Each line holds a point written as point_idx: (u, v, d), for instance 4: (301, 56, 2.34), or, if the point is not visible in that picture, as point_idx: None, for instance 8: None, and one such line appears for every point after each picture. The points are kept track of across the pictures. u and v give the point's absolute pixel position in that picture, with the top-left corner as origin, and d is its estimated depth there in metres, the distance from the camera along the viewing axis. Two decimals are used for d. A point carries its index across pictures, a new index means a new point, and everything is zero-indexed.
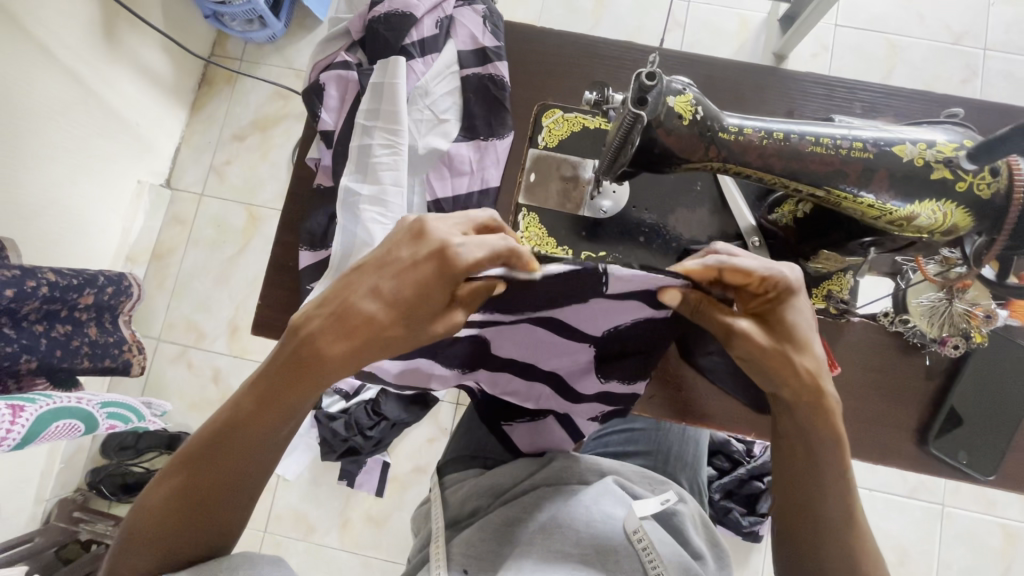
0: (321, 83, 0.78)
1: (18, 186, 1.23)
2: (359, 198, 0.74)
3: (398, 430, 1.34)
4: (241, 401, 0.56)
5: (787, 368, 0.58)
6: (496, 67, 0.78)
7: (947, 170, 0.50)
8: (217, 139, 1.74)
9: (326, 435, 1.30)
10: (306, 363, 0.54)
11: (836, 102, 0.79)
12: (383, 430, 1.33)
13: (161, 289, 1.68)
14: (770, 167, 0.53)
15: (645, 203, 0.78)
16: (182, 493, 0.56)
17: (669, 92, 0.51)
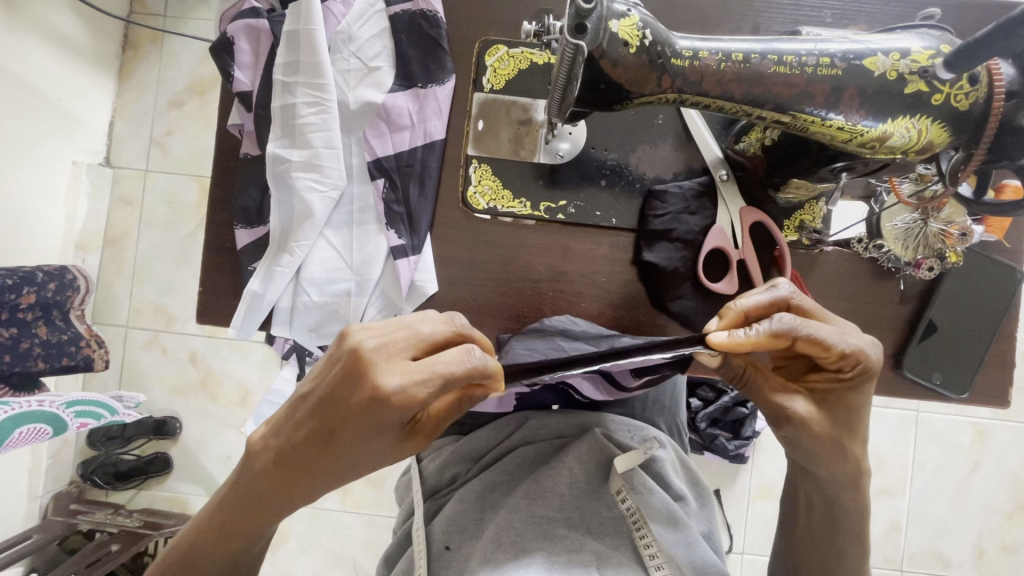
0: (229, 36, 0.68)
1: None
2: (290, 165, 0.68)
3: None
4: (219, 516, 0.52)
5: (837, 423, 0.56)
6: (427, 1, 0.70)
7: (922, 82, 0.45)
8: (152, 108, 1.60)
9: None
10: (291, 476, 0.50)
11: (805, 11, 0.72)
12: None
13: (121, 276, 1.60)
14: (730, 94, 0.48)
15: (606, 144, 0.72)
16: None
17: (611, 15, 0.45)
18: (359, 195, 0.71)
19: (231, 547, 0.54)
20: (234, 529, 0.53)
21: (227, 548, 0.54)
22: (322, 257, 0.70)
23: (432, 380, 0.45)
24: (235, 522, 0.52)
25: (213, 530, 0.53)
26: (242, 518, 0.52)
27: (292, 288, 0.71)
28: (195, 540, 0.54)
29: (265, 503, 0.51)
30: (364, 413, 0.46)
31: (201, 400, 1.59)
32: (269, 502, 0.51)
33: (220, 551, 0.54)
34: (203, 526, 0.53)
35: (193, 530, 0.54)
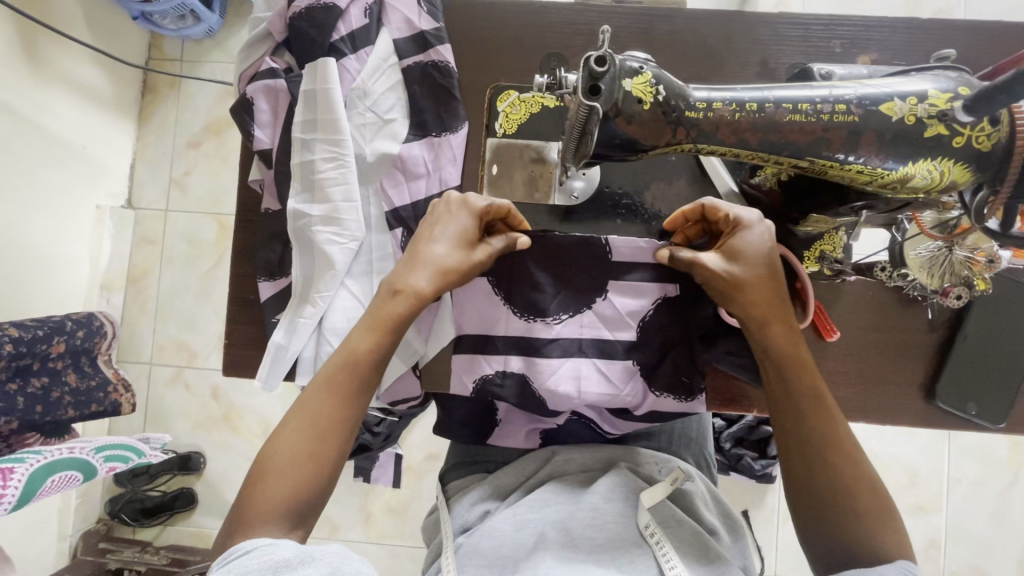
0: (249, 97, 0.70)
1: None
2: (310, 219, 0.69)
3: (406, 421, 1.24)
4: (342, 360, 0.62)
5: (791, 336, 0.61)
6: (438, 53, 0.71)
7: (941, 125, 0.45)
8: (172, 149, 1.65)
9: None
10: (381, 337, 0.62)
11: (813, 44, 0.72)
12: (389, 425, 1.23)
13: (144, 314, 1.63)
14: (745, 143, 0.48)
15: (620, 182, 0.73)
16: (286, 450, 0.58)
17: (624, 73, 0.45)
18: (378, 244, 0.71)
19: (352, 389, 0.61)
20: (326, 422, 0.60)
21: (317, 458, 0.58)
22: (343, 307, 0.71)
23: (467, 214, 0.65)
24: (354, 363, 0.62)
25: (305, 434, 0.59)
26: (335, 415, 0.60)
27: (314, 339, 0.71)
28: (322, 392, 0.61)
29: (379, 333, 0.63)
30: (430, 240, 0.65)
31: (225, 435, 1.61)
32: (383, 326, 0.63)
33: (343, 399, 0.61)
34: (291, 439, 0.58)
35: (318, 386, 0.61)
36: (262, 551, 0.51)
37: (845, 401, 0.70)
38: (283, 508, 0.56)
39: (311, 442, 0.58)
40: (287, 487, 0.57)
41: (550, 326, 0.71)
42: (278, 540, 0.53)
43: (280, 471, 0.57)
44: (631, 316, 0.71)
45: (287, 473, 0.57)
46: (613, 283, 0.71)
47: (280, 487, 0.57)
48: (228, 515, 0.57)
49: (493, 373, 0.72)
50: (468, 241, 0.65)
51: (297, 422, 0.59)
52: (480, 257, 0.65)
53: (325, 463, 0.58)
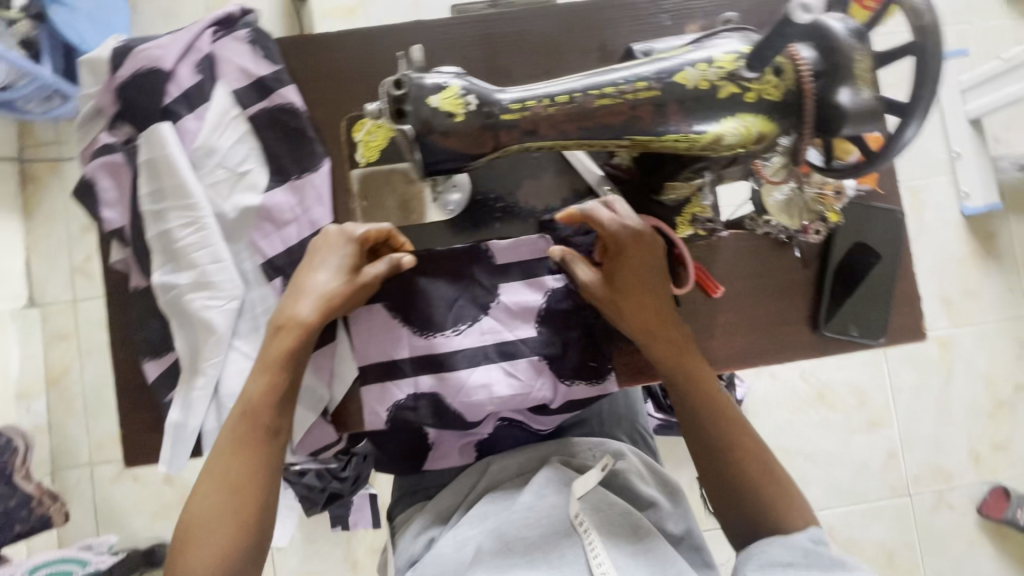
0: (89, 178, 0.67)
1: None
2: (181, 289, 0.67)
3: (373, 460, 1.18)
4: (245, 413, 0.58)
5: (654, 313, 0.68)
6: (281, 96, 0.70)
7: (732, 84, 0.48)
8: (68, 236, 1.53)
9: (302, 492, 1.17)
10: (277, 379, 0.59)
11: (643, 22, 0.76)
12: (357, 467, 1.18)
13: (72, 413, 1.50)
14: (566, 134, 0.50)
15: (490, 186, 0.74)
16: (203, 519, 0.55)
17: (429, 91, 0.46)
18: (260, 298, 0.69)
19: (261, 440, 0.58)
20: (236, 487, 0.56)
21: (236, 525, 0.55)
22: (237, 369, 0.68)
23: (346, 242, 0.63)
24: (259, 413, 0.58)
25: (219, 504, 0.55)
26: (245, 475, 0.56)
27: (214, 409, 0.69)
28: (230, 451, 0.57)
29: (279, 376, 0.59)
30: (310, 272, 0.62)
31: None
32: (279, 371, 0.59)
33: (254, 452, 0.57)
34: (204, 512, 0.55)
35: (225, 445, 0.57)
36: None
37: (741, 350, 0.74)
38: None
39: (229, 505, 0.55)
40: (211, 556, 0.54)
41: (450, 339, 0.71)
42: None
43: (201, 543, 0.54)
44: (527, 313, 0.72)
45: (207, 543, 0.54)
46: (504, 284, 0.72)
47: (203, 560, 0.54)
48: None
49: (404, 397, 0.71)
50: (349, 267, 0.63)
51: (209, 487, 0.56)
52: (364, 282, 0.63)
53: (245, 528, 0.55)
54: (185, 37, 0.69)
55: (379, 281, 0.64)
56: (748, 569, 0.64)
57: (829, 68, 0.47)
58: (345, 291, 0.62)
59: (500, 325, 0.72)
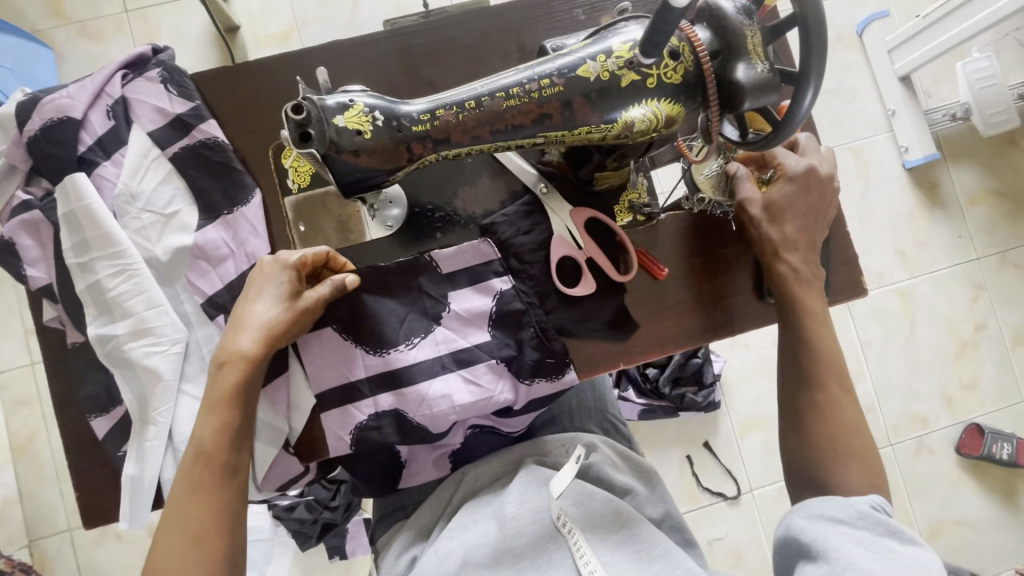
0: (8, 237, 0.65)
1: None
2: (119, 339, 0.65)
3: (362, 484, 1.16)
4: (198, 452, 0.57)
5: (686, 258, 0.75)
6: (202, 131, 0.69)
7: (633, 72, 0.49)
8: (17, 299, 1.45)
9: (292, 527, 1.15)
10: (227, 413, 0.58)
11: (557, 18, 0.77)
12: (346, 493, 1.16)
13: (44, 479, 1.42)
14: (479, 138, 0.50)
15: (427, 198, 0.74)
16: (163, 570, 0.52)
17: (332, 112, 0.46)
18: (204, 338, 0.68)
19: (217, 476, 0.56)
20: (199, 530, 0.54)
21: (204, 569, 0.53)
22: (189, 414, 0.67)
23: (284, 270, 0.63)
24: (211, 448, 0.57)
25: (181, 552, 0.53)
26: (206, 518, 0.55)
27: (170, 457, 0.67)
28: (185, 493, 0.55)
29: (227, 410, 0.58)
30: (250, 304, 0.61)
31: None
32: (228, 406, 0.59)
33: (210, 490, 0.56)
34: (165, 564, 0.52)
35: (179, 489, 0.56)
36: None
37: (694, 328, 0.75)
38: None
39: (190, 548, 0.53)
40: None
41: (405, 353, 0.71)
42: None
43: None
44: (479, 318, 0.72)
45: None
46: (453, 294, 0.72)
47: None
48: None
49: (366, 418, 0.71)
50: (290, 295, 0.62)
51: (167, 534, 0.54)
52: (305, 308, 0.63)
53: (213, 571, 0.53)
54: (93, 82, 0.67)
55: (321, 304, 0.64)
56: (795, 515, 0.62)
57: (725, 46, 0.49)
58: (287, 319, 0.62)
59: (454, 335, 0.72)
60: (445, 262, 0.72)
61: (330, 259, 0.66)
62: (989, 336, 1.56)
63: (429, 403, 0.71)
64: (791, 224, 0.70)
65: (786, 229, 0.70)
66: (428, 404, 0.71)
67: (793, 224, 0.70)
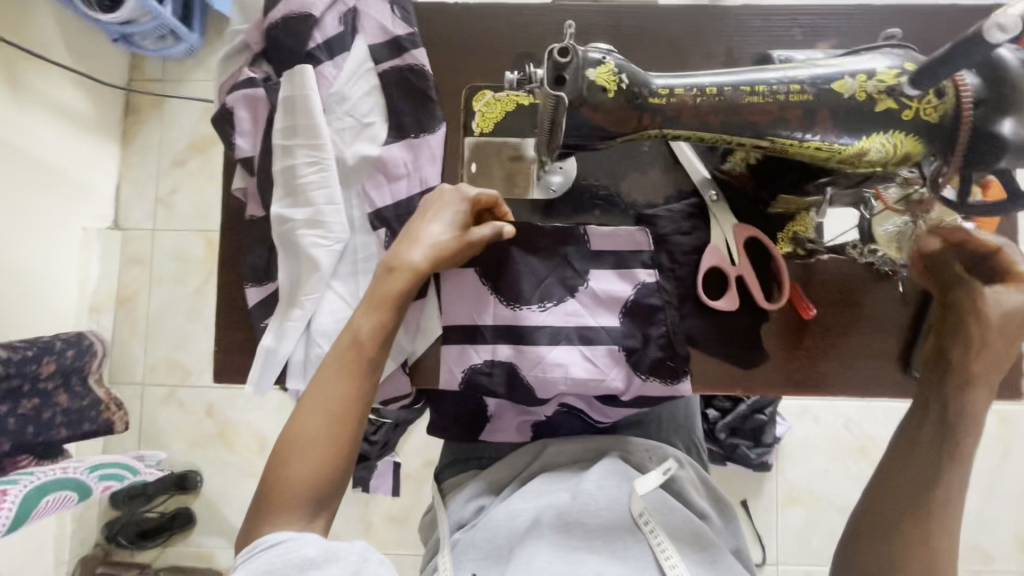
0: (229, 107, 0.72)
1: None
2: (295, 223, 0.70)
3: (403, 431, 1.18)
4: (351, 340, 0.61)
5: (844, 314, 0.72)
6: (413, 56, 0.73)
7: (891, 99, 0.48)
8: (157, 169, 1.60)
9: None
10: (383, 313, 0.62)
11: (774, 33, 0.75)
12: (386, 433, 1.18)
13: (136, 334, 1.56)
14: (708, 125, 0.50)
15: (595, 174, 0.75)
16: (304, 432, 0.58)
17: (588, 64, 0.47)
18: (363, 245, 0.72)
19: (362, 365, 0.60)
20: (339, 408, 0.59)
21: (337, 442, 0.58)
22: (331, 308, 0.71)
23: (461, 200, 0.66)
24: (363, 340, 0.61)
25: (323, 422, 0.58)
26: (345, 397, 0.59)
27: (304, 341, 0.71)
28: (333, 372, 0.60)
29: (384, 312, 0.62)
30: (425, 224, 0.65)
31: (222, 453, 1.52)
32: (386, 307, 0.62)
33: (353, 376, 0.60)
34: (308, 424, 0.58)
35: (329, 366, 0.60)
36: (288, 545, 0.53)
37: (826, 378, 0.72)
38: (308, 497, 0.57)
39: (330, 420, 0.58)
40: (307, 466, 0.57)
41: (535, 313, 0.73)
42: (306, 533, 0.55)
43: (303, 452, 0.57)
44: (615, 303, 0.73)
45: (307, 453, 0.57)
46: (596, 273, 0.73)
47: (301, 467, 0.57)
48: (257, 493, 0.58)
49: (481, 362, 0.73)
50: (461, 225, 0.65)
51: (313, 403, 0.59)
52: (471, 241, 0.65)
53: (341, 445, 0.58)
54: None
55: (485, 242, 0.66)
56: None
57: (994, 96, 0.47)
58: (454, 247, 0.65)
59: (585, 311, 0.73)
60: (597, 239, 0.73)
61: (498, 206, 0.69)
62: None
63: (545, 367, 0.72)
64: (1007, 330, 0.59)
65: (996, 335, 0.59)
66: (544, 368, 0.72)
67: (1006, 336, 0.59)
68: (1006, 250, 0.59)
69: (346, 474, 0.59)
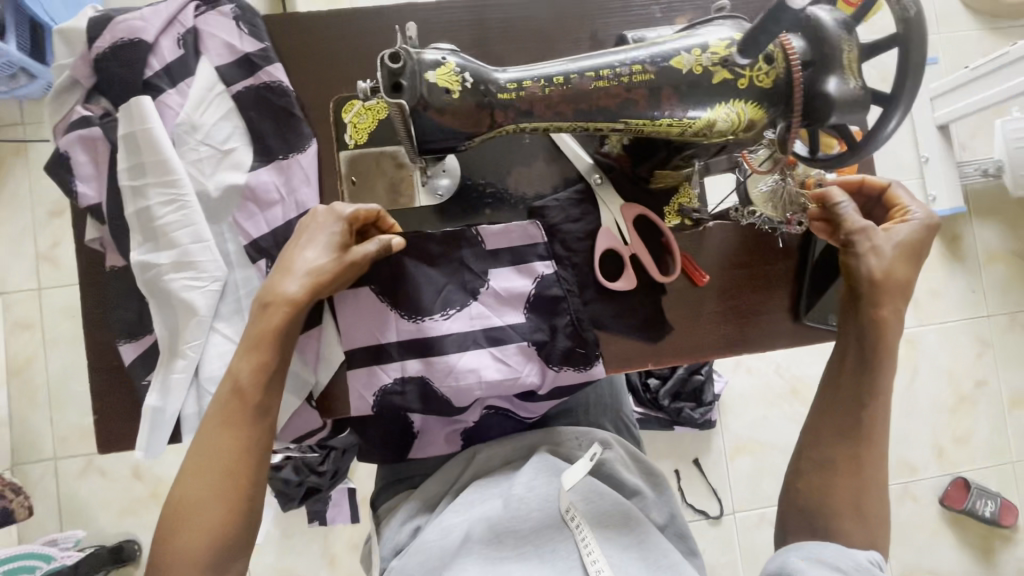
0: (64, 152, 0.65)
1: None
2: (160, 268, 0.64)
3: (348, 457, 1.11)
4: (233, 387, 0.56)
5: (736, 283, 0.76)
6: (268, 73, 0.69)
7: (727, 70, 0.50)
8: (33, 222, 1.44)
9: None
10: (265, 351, 0.58)
11: (634, 12, 0.77)
12: (331, 462, 1.11)
13: (35, 405, 1.40)
14: (562, 115, 0.50)
15: (480, 173, 0.74)
16: (193, 495, 0.54)
17: (424, 67, 0.45)
18: (244, 280, 0.68)
19: (249, 412, 0.56)
20: (226, 462, 0.55)
21: (232, 498, 0.54)
22: (218, 353, 0.67)
23: (334, 220, 0.62)
24: (246, 384, 0.57)
25: (210, 480, 0.54)
26: (235, 449, 0.55)
27: (194, 392, 0.66)
28: (217, 425, 0.55)
29: (266, 350, 0.58)
30: (299, 251, 0.61)
31: (157, 515, 1.40)
32: (268, 344, 0.58)
33: (241, 425, 0.56)
34: (196, 487, 0.54)
35: (213, 419, 0.56)
36: None
37: (728, 339, 0.75)
38: (204, 564, 0.53)
39: (220, 479, 0.54)
40: (202, 531, 0.53)
41: (439, 323, 0.71)
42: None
43: (194, 517, 0.53)
44: (518, 300, 0.72)
45: (198, 517, 0.53)
46: (495, 273, 0.72)
47: (195, 534, 0.53)
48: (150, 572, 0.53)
49: (391, 382, 0.70)
50: (339, 245, 0.62)
51: (200, 462, 0.55)
52: (352, 260, 0.62)
53: (237, 500, 0.54)
54: (168, 9, 0.67)
55: (368, 259, 0.63)
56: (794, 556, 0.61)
57: (818, 58, 0.49)
58: (334, 270, 0.61)
59: (489, 313, 0.72)
60: (489, 239, 0.72)
61: (378, 219, 0.66)
62: (988, 394, 1.56)
63: (456, 376, 0.71)
64: (902, 264, 0.65)
65: (897, 267, 0.65)
66: (457, 377, 0.71)
67: (903, 265, 0.65)
68: (892, 188, 0.69)
69: (249, 529, 0.56)
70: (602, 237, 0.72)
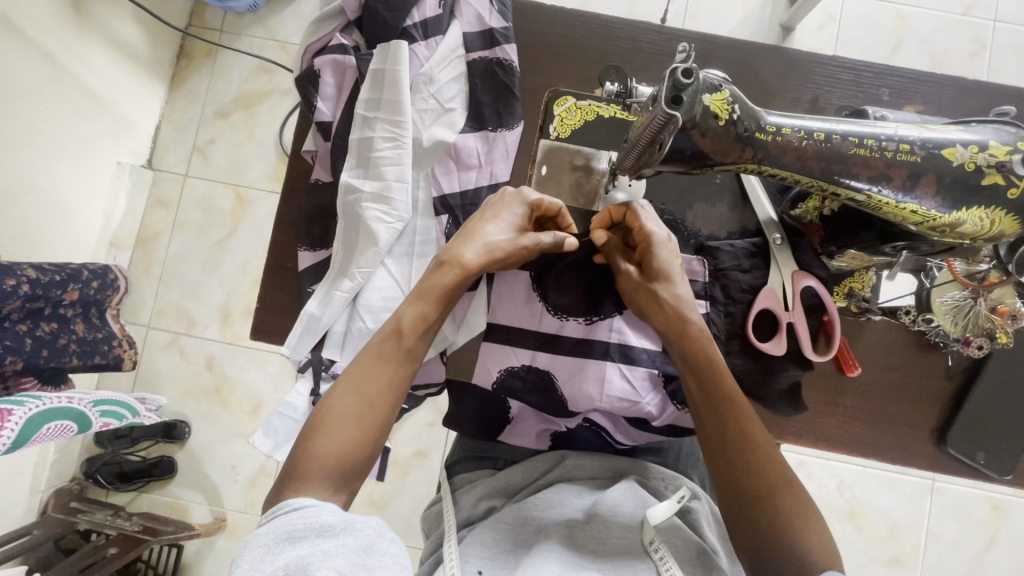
0: (316, 69, 0.72)
1: (8, 162, 1.06)
2: (362, 195, 0.70)
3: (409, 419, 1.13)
4: (396, 324, 0.61)
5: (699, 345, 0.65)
6: (504, 51, 0.72)
7: (999, 175, 0.49)
8: (199, 117, 1.50)
9: None
10: (431, 303, 0.62)
11: (862, 89, 0.75)
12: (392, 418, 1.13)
13: (148, 276, 1.47)
14: (808, 170, 0.52)
15: (661, 198, 0.75)
16: (339, 410, 0.57)
17: (705, 89, 0.49)
18: (422, 228, 0.72)
19: (404, 352, 0.60)
20: (374, 389, 0.59)
21: (369, 423, 0.58)
22: (380, 285, 0.71)
23: (522, 204, 0.66)
24: (407, 326, 0.61)
25: (355, 400, 0.58)
26: (383, 380, 0.59)
27: (347, 313, 0.72)
28: (374, 355, 0.60)
29: (431, 301, 0.62)
30: (481, 224, 0.65)
31: (215, 410, 1.44)
32: (433, 297, 0.62)
33: (392, 360, 0.60)
34: (342, 403, 0.58)
35: (371, 349, 0.61)
36: (311, 510, 0.51)
37: (856, 438, 0.73)
38: (330, 477, 0.56)
39: (364, 402, 0.58)
40: (338, 445, 0.56)
41: (580, 325, 0.73)
42: (325, 504, 0.53)
43: (334, 431, 0.57)
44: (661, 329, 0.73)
45: (338, 432, 0.57)
46: None
47: (331, 446, 0.56)
48: (282, 469, 0.57)
49: (520, 366, 0.73)
50: (519, 229, 0.65)
51: (350, 383, 0.59)
52: (525, 245, 0.65)
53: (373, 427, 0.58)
54: None
55: (540, 246, 0.66)
56: None
57: None
58: (506, 249, 0.65)
59: (630, 332, 0.73)
60: None
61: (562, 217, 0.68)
62: None
63: (581, 378, 0.72)
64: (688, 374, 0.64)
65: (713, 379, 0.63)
66: (582, 380, 0.72)
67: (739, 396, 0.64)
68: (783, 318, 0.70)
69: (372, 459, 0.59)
70: (764, 295, 0.71)
